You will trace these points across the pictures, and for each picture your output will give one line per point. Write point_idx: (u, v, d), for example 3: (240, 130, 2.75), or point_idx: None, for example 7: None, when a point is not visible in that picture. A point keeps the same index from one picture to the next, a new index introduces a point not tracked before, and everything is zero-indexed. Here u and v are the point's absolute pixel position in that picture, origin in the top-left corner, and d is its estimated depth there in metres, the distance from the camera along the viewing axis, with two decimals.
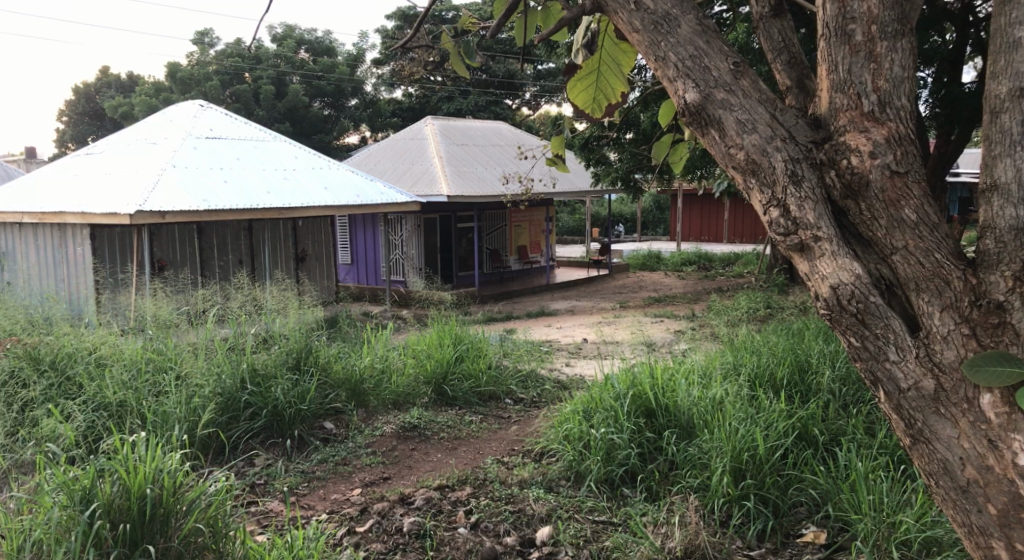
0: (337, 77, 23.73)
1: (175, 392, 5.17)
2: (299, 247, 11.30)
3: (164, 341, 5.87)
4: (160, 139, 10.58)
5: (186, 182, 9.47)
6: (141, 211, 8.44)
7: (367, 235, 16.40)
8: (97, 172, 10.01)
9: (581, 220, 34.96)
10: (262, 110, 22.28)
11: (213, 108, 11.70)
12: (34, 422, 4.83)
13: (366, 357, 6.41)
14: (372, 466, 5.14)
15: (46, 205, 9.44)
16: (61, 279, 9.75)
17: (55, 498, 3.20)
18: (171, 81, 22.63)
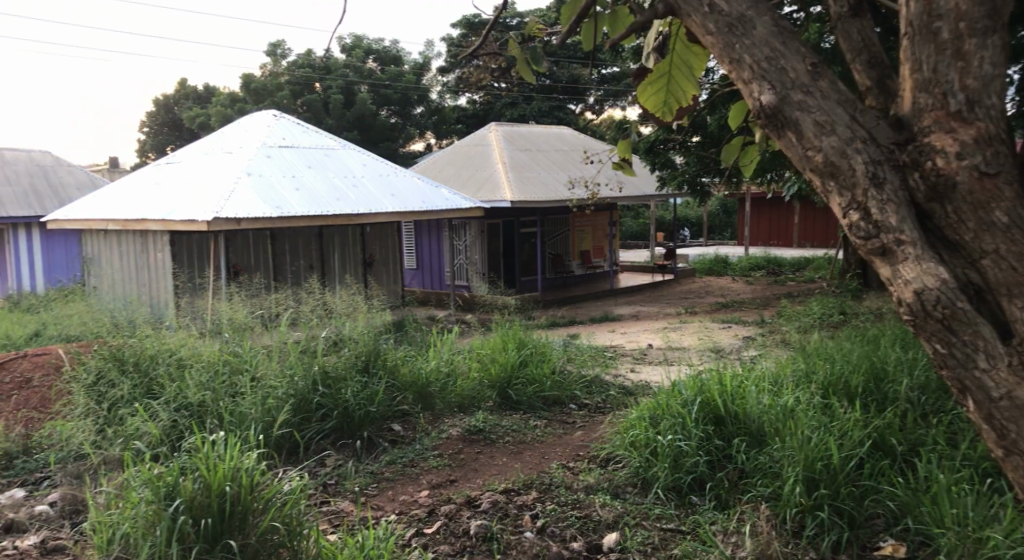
0: (404, 85, 24.05)
1: (251, 393, 5.33)
2: (367, 252, 11.51)
3: (240, 344, 6.06)
4: (236, 148, 10.92)
5: (260, 190, 9.74)
6: (218, 218, 8.73)
7: (432, 240, 16.61)
8: (177, 180, 10.40)
9: (646, 224, 34.74)
10: (331, 119, 22.75)
11: (285, 117, 12.01)
12: (121, 423, 5.07)
13: (431, 360, 6.53)
14: (439, 468, 5.20)
15: (129, 213, 9.84)
16: (143, 285, 10.17)
17: (142, 493, 3.35)
18: (245, 91, 23.31)
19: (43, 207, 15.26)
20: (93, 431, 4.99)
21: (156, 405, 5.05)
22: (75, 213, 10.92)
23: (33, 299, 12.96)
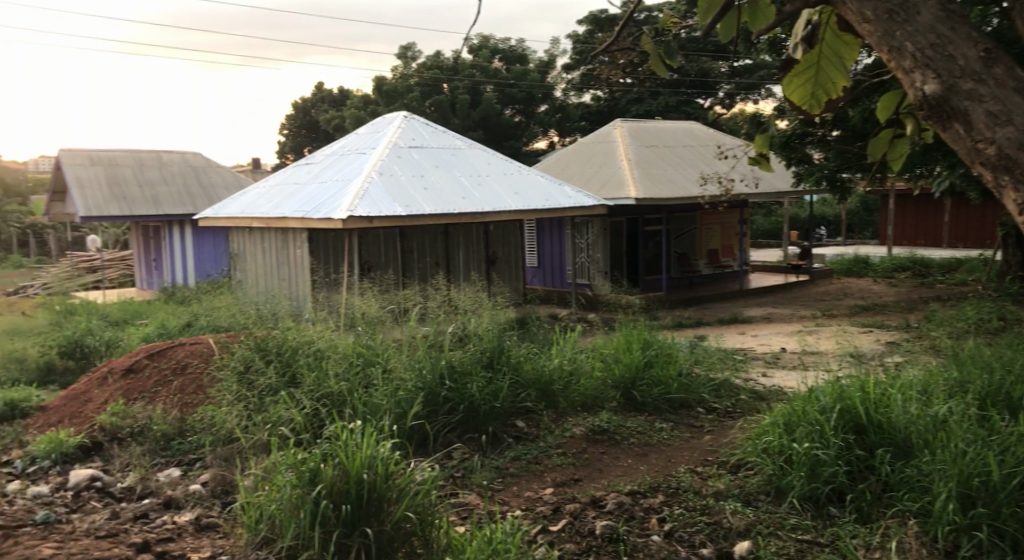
0: (529, 84, 24.21)
1: (383, 384, 5.51)
2: (490, 250, 11.67)
3: (373, 337, 6.29)
4: (368, 149, 11.31)
5: (391, 189, 10.04)
6: (352, 216, 9.07)
7: (554, 238, 16.68)
8: (315, 180, 10.91)
9: (778, 222, 33.51)
10: (458, 119, 23.19)
11: (414, 117, 12.34)
12: (268, 408, 5.39)
13: (555, 358, 6.54)
14: (564, 466, 5.21)
15: (272, 211, 10.40)
16: (284, 280, 10.73)
17: (287, 477, 3.64)
18: (377, 94, 24.15)
19: (195, 204, 16.37)
20: (245, 415, 5.38)
21: (299, 393, 5.33)
22: (223, 212, 11.65)
23: (186, 293, 13.91)
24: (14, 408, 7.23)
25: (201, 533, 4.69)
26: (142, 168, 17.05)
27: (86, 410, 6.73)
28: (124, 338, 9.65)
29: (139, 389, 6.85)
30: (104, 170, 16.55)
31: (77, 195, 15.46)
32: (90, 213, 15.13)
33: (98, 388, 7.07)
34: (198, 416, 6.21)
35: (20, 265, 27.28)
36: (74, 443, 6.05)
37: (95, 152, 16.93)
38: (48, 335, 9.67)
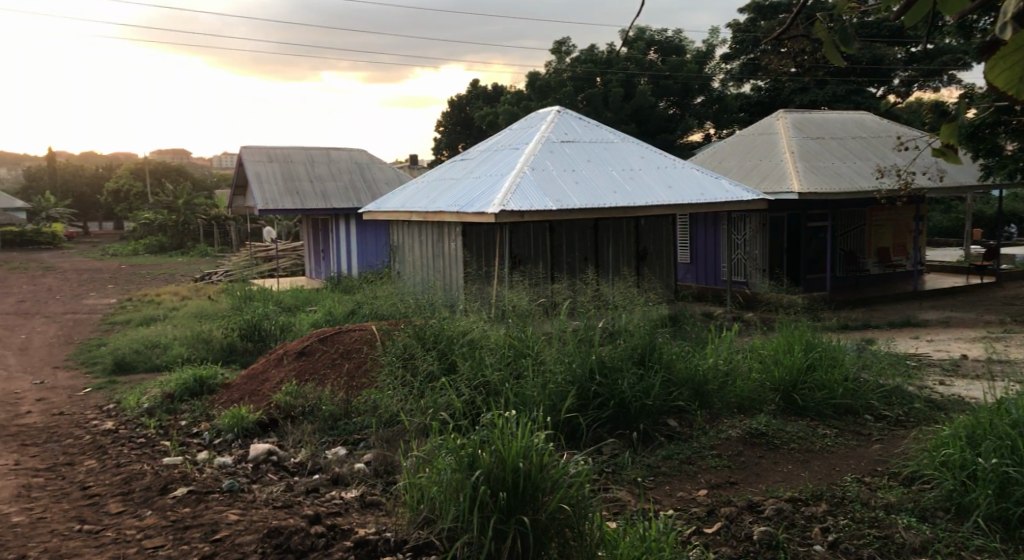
0: (685, 76, 23.69)
1: (533, 375, 5.65)
2: (641, 246, 11.50)
3: (523, 329, 6.39)
4: (521, 143, 11.45)
5: (543, 183, 10.12)
6: (504, 210, 9.23)
7: (709, 233, 16.28)
8: (469, 175, 11.21)
9: (959, 219, 30.95)
10: (611, 113, 23.05)
11: (568, 112, 12.38)
12: (430, 394, 5.79)
13: (709, 357, 6.38)
14: (718, 468, 5.08)
15: (429, 205, 10.80)
16: (439, 272, 11.11)
17: (448, 460, 4.29)
18: (531, 89, 24.48)
19: (360, 199, 17.27)
20: (411, 400, 5.86)
21: (459, 380, 5.65)
22: (385, 206, 12.21)
23: (350, 282, 14.68)
24: (202, 384, 7.90)
25: (365, 510, 4.96)
26: (312, 164, 18.16)
27: (263, 389, 7.27)
28: (296, 324, 10.34)
29: (309, 371, 7.33)
30: (280, 166, 17.75)
31: (256, 189, 16.66)
32: (268, 206, 16.26)
33: (274, 368, 7.62)
34: (362, 399, 6.56)
35: (206, 255, 29.85)
36: (253, 419, 6.56)
37: (271, 148, 18.17)
38: (231, 320, 10.54)
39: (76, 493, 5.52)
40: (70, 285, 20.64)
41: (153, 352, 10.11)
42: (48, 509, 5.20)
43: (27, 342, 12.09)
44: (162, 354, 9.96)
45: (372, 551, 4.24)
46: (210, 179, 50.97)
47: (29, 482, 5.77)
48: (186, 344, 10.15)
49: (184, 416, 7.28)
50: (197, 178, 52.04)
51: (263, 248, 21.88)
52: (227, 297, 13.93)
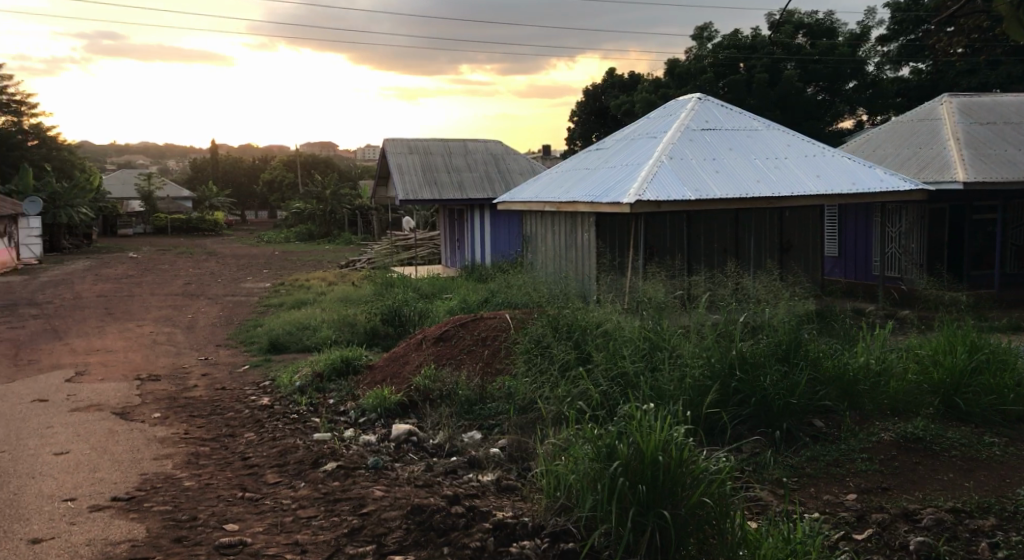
0: (836, 59, 22.45)
1: (670, 369, 5.57)
2: (784, 238, 11.01)
3: (659, 322, 6.30)
4: (659, 132, 11.22)
5: (681, 172, 9.88)
6: (641, 200, 9.08)
7: (860, 226, 15.44)
8: (605, 165, 11.13)
9: None
10: (753, 99, 22.23)
11: (709, 99, 12.02)
12: (567, 383, 5.87)
13: (860, 356, 6.05)
14: (869, 473, 4.84)
15: (564, 195, 10.82)
16: (573, 262, 11.11)
17: (586, 450, 4.33)
18: (670, 77, 24.00)
19: (495, 190, 17.55)
20: (548, 388, 5.99)
21: (596, 370, 5.69)
22: (520, 196, 12.33)
23: (485, 271, 14.94)
24: (348, 364, 8.27)
25: (501, 494, 5.06)
26: (451, 155, 18.63)
27: (403, 371, 7.53)
28: (434, 311, 10.65)
29: (447, 356, 7.54)
30: (419, 157, 18.30)
31: (398, 181, 17.32)
32: (409, 196, 16.90)
33: (414, 352, 7.87)
34: (497, 385, 6.67)
35: (350, 243, 31.23)
36: (395, 400, 6.80)
37: (413, 141, 18.79)
38: (374, 305, 10.99)
39: (237, 463, 5.95)
40: (229, 269, 22.17)
41: (304, 334, 10.70)
42: (214, 476, 5.64)
43: (192, 321, 13.11)
44: (311, 335, 10.52)
45: (511, 535, 4.30)
46: (355, 170, 53.21)
47: (197, 450, 6.27)
48: (333, 326, 10.67)
49: (332, 395, 7.66)
50: (343, 170, 54.46)
51: (402, 236, 22.59)
52: (370, 283, 14.54)
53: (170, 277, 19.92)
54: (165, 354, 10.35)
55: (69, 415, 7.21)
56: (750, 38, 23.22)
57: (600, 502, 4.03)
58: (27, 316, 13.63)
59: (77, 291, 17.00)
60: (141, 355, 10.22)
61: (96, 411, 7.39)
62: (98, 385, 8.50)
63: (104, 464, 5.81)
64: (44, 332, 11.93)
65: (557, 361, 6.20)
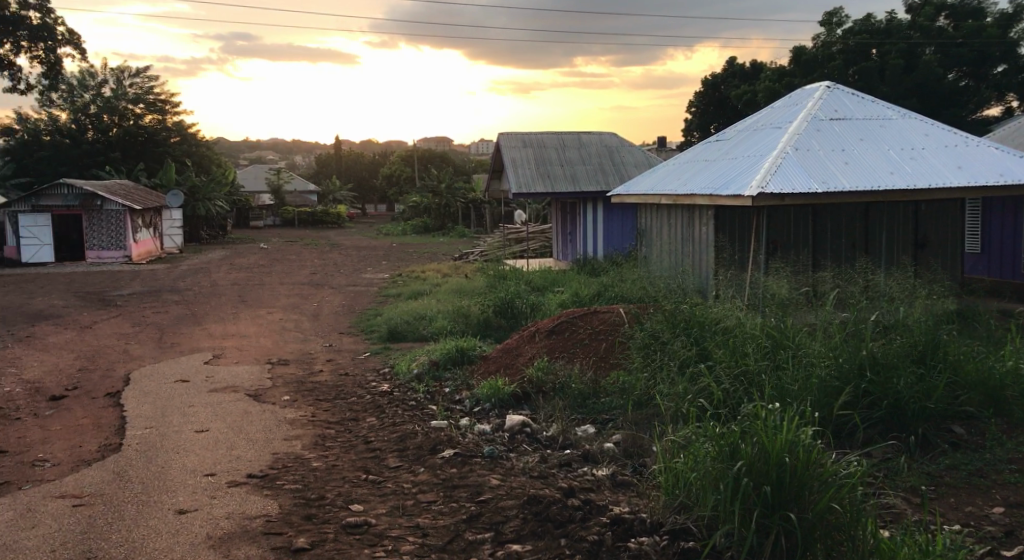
0: (981, 42, 20.96)
1: (796, 369, 5.37)
2: (920, 233, 10.36)
3: (783, 320, 6.09)
4: (783, 123, 10.81)
5: (807, 164, 9.49)
6: (763, 193, 8.79)
7: (1006, 221, 14.40)
8: (725, 157, 10.83)
9: None
10: (886, 86, 21.05)
11: (839, 88, 11.48)
12: (686, 380, 5.78)
13: (1007, 360, 5.66)
14: (1018, 486, 4.55)
15: (681, 188, 10.61)
16: (690, 256, 10.89)
17: (707, 448, 4.23)
18: (795, 65, 23.10)
19: (608, 183, 17.41)
20: (667, 384, 5.90)
21: (717, 367, 5.56)
22: (635, 189, 12.18)
23: (598, 265, 14.87)
24: (463, 354, 8.41)
25: (616, 489, 5.03)
26: (564, 148, 18.61)
27: (517, 362, 7.60)
28: (546, 303, 10.68)
29: (560, 348, 7.56)
30: (533, 150, 18.37)
31: (511, 173, 17.44)
32: (521, 189, 16.96)
33: (527, 344, 7.92)
34: (612, 380, 6.63)
35: (464, 235, 31.77)
36: (508, 391, 6.86)
37: (527, 135, 18.88)
38: (487, 297, 11.13)
39: (360, 446, 6.17)
40: (350, 260, 23.02)
41: (421, 323, 10.98)
42: (339, 458, 5.88)
43: (317, 309, 13.69)
44: (428, 325, 10.76)
45: (629, 530, 4.28)
46: (470, 164, 54.07)
47: (323, 432, 6.56)
48: (448, 317, 10.89)
49: (448, 384, 7.83)
50: (459, 165, 55.46)
51: (515, 230, 22.77)
52: (483, 276, 14.74)
53: (296, 267, 20.86)
54: (292, 340, 10.86)
55: (207, 395, 7.69)
56: (885, 22, 22.05)
57: (720, 500, 3.97)
58: (170, 301, 14.61)
59: (212, 279, 18.09)
60: (271, 341, 10.77)
61: (231, 392, 7.85)
62: (233, 367, 9.02)
63: (241, 442, 6.16)
64: (185, 317, 12.76)
65: (675, 357, 6.09)
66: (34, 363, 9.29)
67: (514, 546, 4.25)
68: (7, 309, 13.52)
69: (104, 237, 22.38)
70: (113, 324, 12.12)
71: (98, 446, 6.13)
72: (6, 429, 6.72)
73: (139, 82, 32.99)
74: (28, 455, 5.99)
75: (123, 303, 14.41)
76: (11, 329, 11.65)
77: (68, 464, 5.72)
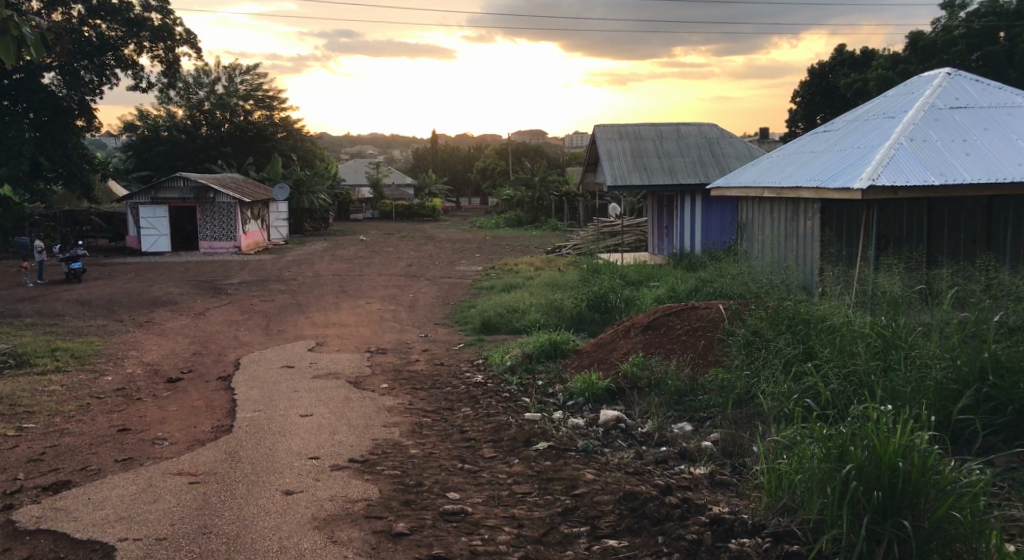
0: None
1: (909, 370, 5.12)
2: None
3: (895, 318, 5.80)
4: (898, 112, 10.28)
5: (923, 156, 9.00)
6: (874, 186, 8.41)
7: None
8: (833, 149, 10.41)
9: None
10: (1013, 71, 19.76)
11: (961, 74, 10.81)
12: (790, 379, 5.60)
13: None
14: None
15: (785, 181, 10.28)
16: (793, 252, 10.53)
17: (814, 450, 4.08)
18: (912, 51, 22.00)
19: (707, 175, 17.02)
20: (769, 382, 5.73)
21: (825, 367, 5.36)
22: (736, 182, 11.87)
23: (695, 259, 14.60)
24: (556, 347, 8.39)
25: (715, 488, 4.90)
26: (662, 140, 18.31)
27: (611, 357, 7.53)
28: (641, 298, 10.54)
29: (656, 344, 7.45)
30: (630, 142, 18.13)
31: (607, 166, 17.28)
32: (617, 181, 16.78)
33: (622, 338, 7.83)
34: (711, 377, 6.49)
35: (557, 229, 31.75)
36: (603, 386, 6.79)
37: (624, 126, 18.64)
38: (581, 290, 11.07)
39: (456, 436, 6.25)
40: (445, 252, 23.37)
41: (514, 315, 11.03)
42: (436, 446, 5.97)
43: (413, 300, 13.97)
44: (521, 318, 10.81)
45: (729, 530, 4.18)
46: (565, 157, 53.97)
47: (420, 421, 6.67)
48: (541, 310, 10.91)
49: (541, 377, 7.84)
50: (553, 158, 55.45)
51: (610, 223, 22.57)
52: (576, 269, 14.70)
53: (393, 259, 21.33)
54: (390, 330, 11.12)
55: (311, 381, 7.96)
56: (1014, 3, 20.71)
57: (826, 505, 3.80)
58: (276, 290, 15.20)
59: (315, 269, 18.71)
60: (370, 330, 11.05)
61: (333, 378, 8.11)
62: (334, 355, 9.31)
63: (342, 427, 6.34)
64: (290, 305, 13.26)
65: (778, 355, 5.92)
66: (154, 347, 9.84)
67: (610, 541, 4.22)
68: (129, 295, 14.37)
69: (216, 228, 23.50)
70: (224, 311, 12.70)
71: (212, 427, 6.43)
72: (129, 408, 7.14)
73: (249, 80, 34.39)
74: (147, 433, 6.35)
75: (233, 291, 15.08)
76: (132, 314, 12.38)
77: (184, 443, 6.04)
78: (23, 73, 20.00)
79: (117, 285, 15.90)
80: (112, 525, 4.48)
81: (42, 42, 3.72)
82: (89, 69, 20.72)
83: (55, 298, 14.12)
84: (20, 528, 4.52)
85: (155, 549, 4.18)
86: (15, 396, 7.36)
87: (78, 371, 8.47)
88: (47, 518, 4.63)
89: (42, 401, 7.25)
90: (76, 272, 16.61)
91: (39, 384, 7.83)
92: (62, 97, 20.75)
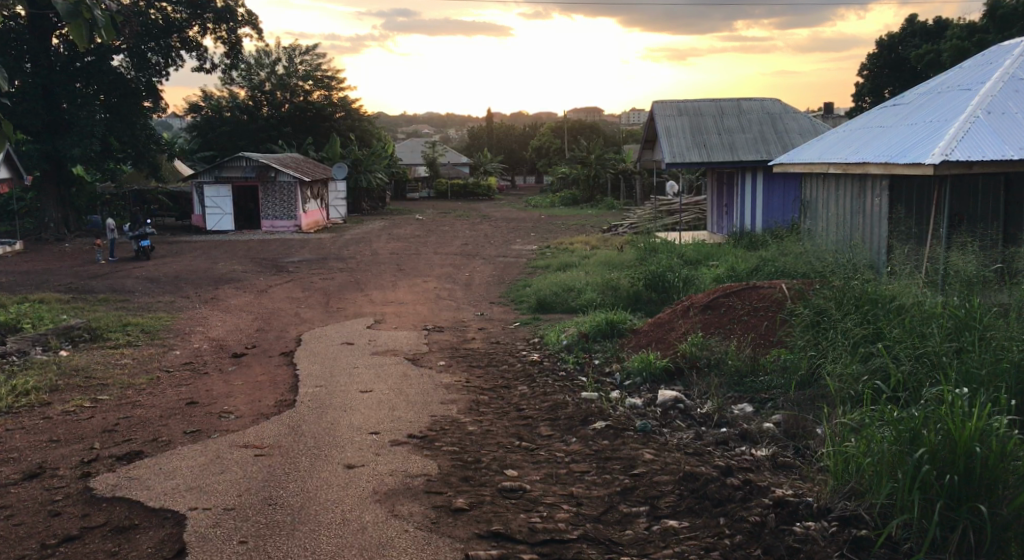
0: None
1: (984, 351, 4.94)
2: None
3: (969, 299, 5.58)
4: (975, 84, 9.81)
5: (1001, 129, 8.59)
6: (947, 160, 8.06)
7: None
8: (904, 123, 10.02)
9: None
10: None
11: None
12: (858, 361, 5.44)
13: None
14: None
15: (852, 156, 9.94)
16: (860, 230, 10.22)
17: (885, 434, 3.95)
18: (990, 20, 21.00)
19: (769, 151, 16.63)
20: (838, 363, 5.57)
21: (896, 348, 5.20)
22: (800, 158, 11.54)
23: (756, 238, 14.33)
24: (613, 327, 8.28)
25: (777, 471, 4.78)
26: (722, 116, 17.89)
27: (669, 337, 7.40)
28: (699, 277, 10.32)
29: (716, 325, 7.32)
30: (689, 119, 17.78)
31: (664, 142, 16.98)
32: (674, 159, 16.48)
33: (680, 318, 7.70)
34: (773, 358, 6.35)
35: (613, 207, 31.48)
36: (660, 366, 6.68)
37: (682, 103, 18.24)
38: (638, 269, 10.89)
39: (513, 414, 6.25)
40: (501, 232, 23.39)
41: (569, 295, 10.97)
42: (494, 423, 5.98)
43: (470, 279, 14.01)
44: (576, 297, 10.73)
45: (793, 513, 4.08)
46: (620, 134, 53.53)
47: (478, 398, 6.68)
48: (597, 288, 10.82)
49: (596, 357, 7.76)
50: (609, 135, 54.94)
51: (668, 203, 22.25)
52: (633, 247, 14.56)
53: (450, 238, 21.44)
54: (445, 308, 11.20)
55: (371, 358, 8.07)
56: None
57: (893, 486, 3.68)
58: (335, 268, 15.44)
59: (374, 248, 18.94)
60: (428, 308, 11.14)
61: (392, 355, 8.21)
62: (393, 332, 9.40)
63: (401, 404, 6.40)
64: (349, 283, 13.45)
65: (845, 337, 5.75)
66: (218, 323, 10.09)
67: (670, 522, 4.17)
68: (195, 272, 14.78)
69: (278, 207, 23.95)
70: (286, 288, 12.96)
71: (275, 401, 6.56)
72: (197, 382, 7.36)
73: (309, 59, 34.68)
74: (215, 407, 6.51)
75: (294, 269, 15.38)
76: (199, 290, 12.74)
77: (249, 417, 6.18)
78: (94, 56, 20.60)
79: (184, 262, 16.35)
80: (183, 495, 4.60)
81: (112, 26, 3.71)
82: (156, 51, 21.44)
83: (125, 274, 14.59)
84: (98, 495, 4.69)
85: (222, 518, 4.28)
86: (90, 369, 7.65)
87: (147, 345, 8.74)
88: (122, 486, 4.80)
89: (115, 373, 7.52)
90: (145, 249, 17.11)
91: (112, 357, 8.12)
92: (130, 80, 21.38)
